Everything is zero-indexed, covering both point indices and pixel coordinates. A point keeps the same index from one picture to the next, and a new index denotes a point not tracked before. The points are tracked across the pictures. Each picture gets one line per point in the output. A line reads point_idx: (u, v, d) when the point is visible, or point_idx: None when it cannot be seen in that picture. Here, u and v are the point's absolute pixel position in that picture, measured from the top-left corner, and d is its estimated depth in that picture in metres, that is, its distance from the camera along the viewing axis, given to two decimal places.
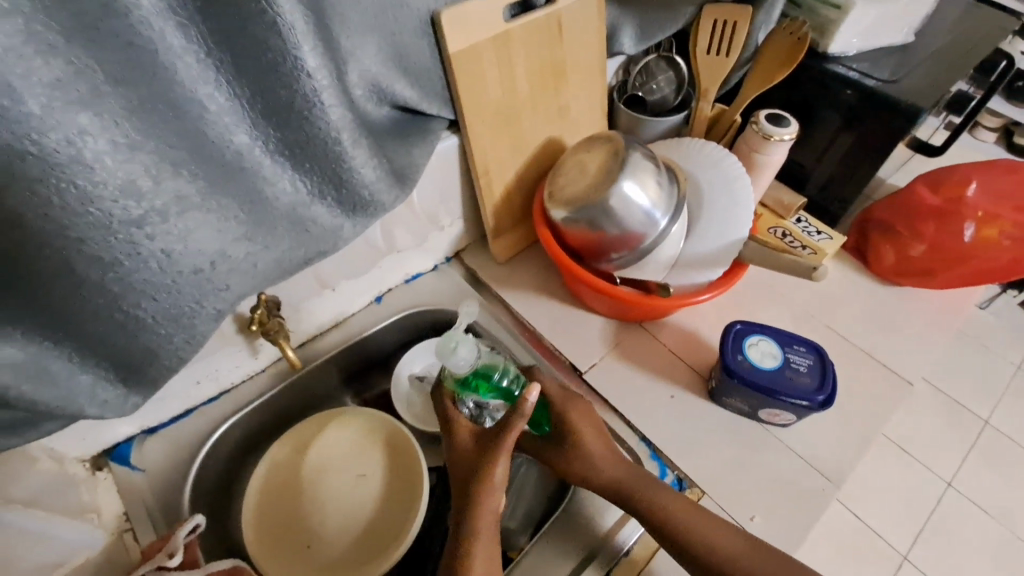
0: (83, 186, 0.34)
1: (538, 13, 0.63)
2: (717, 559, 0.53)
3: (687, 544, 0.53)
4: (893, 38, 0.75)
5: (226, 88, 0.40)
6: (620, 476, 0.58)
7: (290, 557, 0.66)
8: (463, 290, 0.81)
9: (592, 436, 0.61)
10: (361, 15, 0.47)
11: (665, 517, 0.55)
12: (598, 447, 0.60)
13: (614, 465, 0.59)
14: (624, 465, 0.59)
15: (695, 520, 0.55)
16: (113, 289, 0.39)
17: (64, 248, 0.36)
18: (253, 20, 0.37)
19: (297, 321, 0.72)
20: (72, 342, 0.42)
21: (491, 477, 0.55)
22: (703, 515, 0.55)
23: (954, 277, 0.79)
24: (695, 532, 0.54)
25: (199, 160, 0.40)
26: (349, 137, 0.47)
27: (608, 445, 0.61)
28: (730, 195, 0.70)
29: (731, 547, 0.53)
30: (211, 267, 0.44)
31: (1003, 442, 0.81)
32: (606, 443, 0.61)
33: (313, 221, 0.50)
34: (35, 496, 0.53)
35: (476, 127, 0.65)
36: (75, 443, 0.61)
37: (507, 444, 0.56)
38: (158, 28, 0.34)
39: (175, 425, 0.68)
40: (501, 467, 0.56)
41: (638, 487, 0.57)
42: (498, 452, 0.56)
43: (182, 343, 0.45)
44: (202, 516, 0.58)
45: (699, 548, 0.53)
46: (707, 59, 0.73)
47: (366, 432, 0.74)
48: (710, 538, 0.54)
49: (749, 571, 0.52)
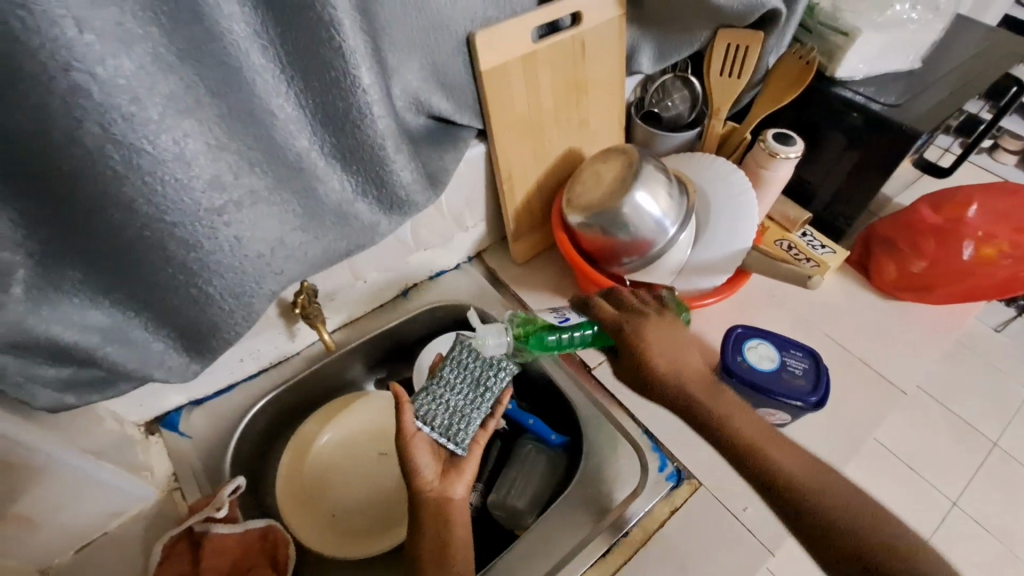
0: (181, 179, 0.41)
1: (563, 36, 0.69)
2: (831, 508, 0.48)
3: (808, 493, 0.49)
4: (901, 64, 0.79)
5: (293, 100, 0.47)
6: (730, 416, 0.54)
7: (319, 520, 0.73)
8: (483, 287, 0.87)
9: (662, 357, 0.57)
10: (406, 37, 0.54)
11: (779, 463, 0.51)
12: (675, 366, 0.57)
13: (698, 389, 0.56)
14: (708, 384, 0.57)
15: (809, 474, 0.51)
16: (192, 268, 0.46)
17: (158, 231, 0.43)
18: (322, 43, 0.44)
19: (331, 307, 0.78)
20: (151, 313, 0.49)
21: (415, 466, 0.64)
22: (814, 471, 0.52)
23: (954, 293, 0.82)
24: (770, 457, 0.51)
25: (267, 160, 0.47)
26: (394, 144, 0.54)
27: (688, 364, 0.58)
28: (736, 208, 0.75)
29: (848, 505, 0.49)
30: (271, 253, 0.51)
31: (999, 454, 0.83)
32: (690, 352, 0.59)
33: (355, 216, 0.57)
34: (102, 449, 0.60)
35: (503, 138, 0.72)
36: (134, 407, 0.68)
37: (412, 438, 0.64)
38: (246, 50, 0.42)
39: (219, 398, 0.75)
40: (418, 453, 0.64)
41: (720, 404, 0.55)
42: (412, 448, 0.64)
43: (241, 319, 0.52)
44: (242, 479, 0.65)
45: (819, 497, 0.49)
46: (719, 80, 0.79)
47: (389, 415, 0.80)
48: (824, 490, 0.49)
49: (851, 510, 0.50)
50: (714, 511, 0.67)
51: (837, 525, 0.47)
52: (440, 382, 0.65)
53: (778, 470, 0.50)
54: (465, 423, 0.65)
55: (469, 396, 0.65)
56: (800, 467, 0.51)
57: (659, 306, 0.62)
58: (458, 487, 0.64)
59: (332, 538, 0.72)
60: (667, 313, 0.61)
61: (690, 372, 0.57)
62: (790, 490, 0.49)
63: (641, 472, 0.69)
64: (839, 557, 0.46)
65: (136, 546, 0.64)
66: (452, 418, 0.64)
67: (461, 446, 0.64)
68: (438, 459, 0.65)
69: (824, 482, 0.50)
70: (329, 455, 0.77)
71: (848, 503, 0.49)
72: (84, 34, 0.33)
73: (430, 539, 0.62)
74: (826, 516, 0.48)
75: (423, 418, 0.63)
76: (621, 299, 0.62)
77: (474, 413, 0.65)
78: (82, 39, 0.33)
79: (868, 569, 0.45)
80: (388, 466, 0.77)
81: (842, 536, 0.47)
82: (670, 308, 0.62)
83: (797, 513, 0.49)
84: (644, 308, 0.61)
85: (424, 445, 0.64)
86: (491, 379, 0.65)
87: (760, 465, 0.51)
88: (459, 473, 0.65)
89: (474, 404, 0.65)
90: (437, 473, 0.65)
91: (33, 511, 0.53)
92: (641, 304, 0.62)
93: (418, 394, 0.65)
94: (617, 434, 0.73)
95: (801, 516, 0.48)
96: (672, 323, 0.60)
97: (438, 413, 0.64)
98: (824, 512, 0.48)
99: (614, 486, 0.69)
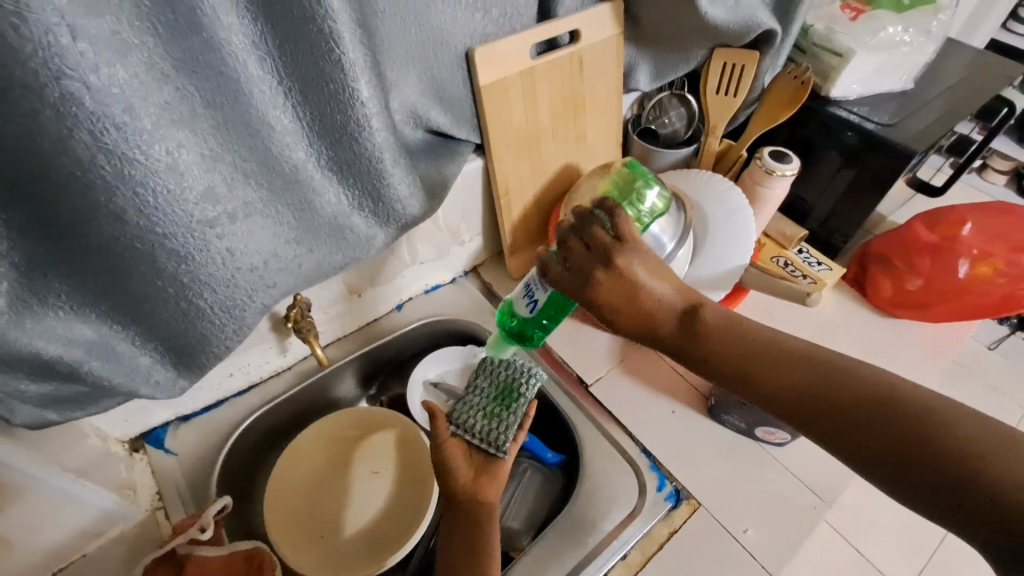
0: (174, 190, 0.40)
1: (560, 53, 0.69)
2: (875, 435, 0.38)
3: (847, 428, 0.39)
4: (895, 84, 0.80)
5: (291, 112, 0.47)
6: (733, 348, 0.44)
7: (307, 541, 0.70)
8: (480, 303, 0.86)
9: (626, 315, 0.46)
10: (405, 49, 0.54)
11: (796, 391, 0.41)
12: (638, 314, 0.46)
13: (665, 324, 0.46)
14: (679, 314, 0.46)
15: (837, 393, 0.40)
16: (183, 280, 0.45)
17: (148, 242, 0.41)
18: (322, 56, 0.44)
19: (324, 321, 0.77)
20: (138, 326, 0.47)
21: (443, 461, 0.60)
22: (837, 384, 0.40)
23: (947, 311, 0.82)
24: (770, 374, 0.42)
25: (263, 171, 0.47)
26: (391, 157, 0.53)
27: (651, 299, 0.46)
28: (732, 224, 0.75)
29: (885, 414, 0.38)
30: (265, 265, 0.50)
31: None
32: (657, 285, 0.47)
33: (351, 229, 0.56)
34: (86, 467, 0.58)
35: (500, 152, 0.71)
36: (119, 424, 0.66)
37: (444, 442, 0.61)
38: (243, 59, 0.41)
39: (207, 414, 0.74)
40: (453, 453, 0.60)
41: (699, 330, 0.45)
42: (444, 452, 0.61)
43: (232, 333, 0.51)
44: (230, 497, 0.63)
45: (864, 428, 0.38)
46: (716, 98, 0.79)
47: (383, 432, 0.77)
48: (858, 408, 0.39)
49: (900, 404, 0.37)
50: (712, 530, 0.65)
51: (867, 427, 0.38)
52: (475, 390, 0.65)
53: (784, 390, 0.42)
54: (504, 427, 0.62)
55: (505, 400, 0.64)
56: (805, 367, 0.42)
57: (605, 254, 0.46)
58: (492, 492, 0.59)
59: (319, 560, 0.69)
60: (620, 260, 0.46)
61: (657, 311, 0.46)
62: (805, 407, 0.41)
63: (639, 492, 0.68)
64: (887, 468, 0.37)
65: (118, 568, 0.61)
66: (490, 422, 0.62)
67: (502, 449, 0.61)
68: (472, 461, 0.61)
69: (836, 375, 0.40)
70: (323, 468, 0.76)
71: (871, 390, 0.39)
72: (78, 42, 0.33)
73: (459, 541, 0.58)
74: (849, 420, 0.39)
75: (459, 424, 0.62)
76: (566, 258, 0.48)
77: (512, 416, 0.62)
78: (75, 48, 0.32)
79: (923, 469, 0.36)
80: (379, 485, 0.75)
81: (875, 437, 0.38)
82: (630, 247, 0.46)
83: (823, 429, 0.40)
84: (593, 265, 0.46)
85: (458, 450, 0.61)
86: (524, 385, 0.64)
87: (764, 389, 0.43)
88: (492, 478, 0.60)
89: (509, 408, 0.63)
90: (471, 474, 0.60)
91: (10, 534, 0.51)
92: (587, 257, 0.47)
93: (454, 407, 0.64)
94: (613, 450, 0.72)
95: (832, 433, 0.40)
96: (631, 271, 0.46)
97: (476, 421, 0.62)
98: (846, 417, 0.39)
99: (610, 508, 0.67)
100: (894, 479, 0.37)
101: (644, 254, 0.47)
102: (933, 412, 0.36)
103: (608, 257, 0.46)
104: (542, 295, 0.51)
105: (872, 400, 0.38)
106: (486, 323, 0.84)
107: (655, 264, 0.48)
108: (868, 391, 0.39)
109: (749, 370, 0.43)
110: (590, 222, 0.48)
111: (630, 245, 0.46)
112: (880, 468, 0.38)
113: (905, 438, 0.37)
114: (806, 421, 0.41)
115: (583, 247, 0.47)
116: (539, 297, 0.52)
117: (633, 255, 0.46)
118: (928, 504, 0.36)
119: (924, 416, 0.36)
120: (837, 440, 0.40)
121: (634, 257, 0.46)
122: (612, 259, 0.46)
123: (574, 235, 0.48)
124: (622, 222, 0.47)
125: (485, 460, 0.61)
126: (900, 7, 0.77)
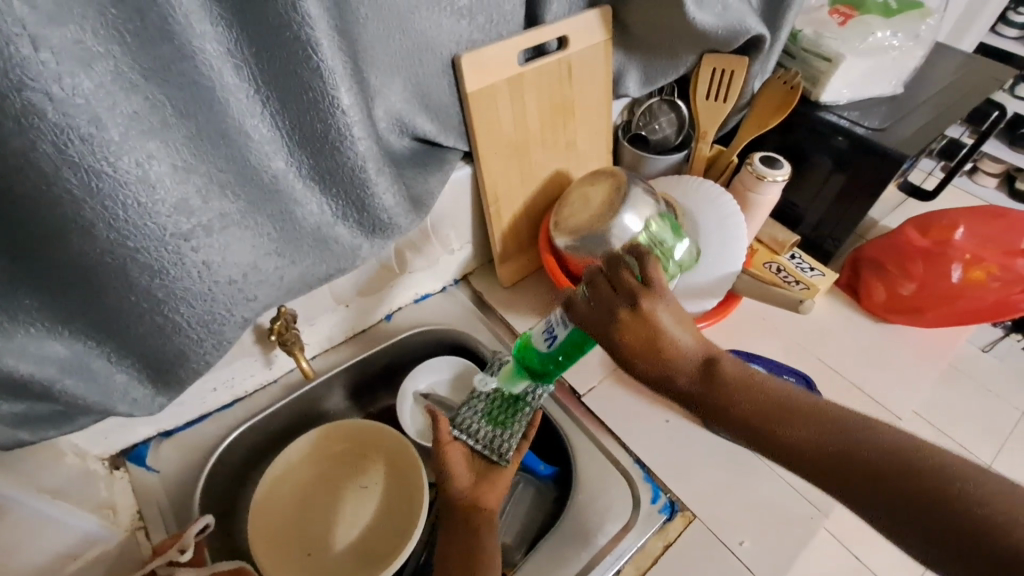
0: (145, 203, 0.39)
1: (548, 59, 0.69)
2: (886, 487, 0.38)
3: (858, 478, 0.39)
4: (885, 88, 0.80)
5: (269, 121, 0.46)
6: (748, 398, 0.44)
7: (294, 562, 0.69)
8: (470, 312, 0.85)
9: (646, 358, 0.45)
10: (389, 56, 0.53)
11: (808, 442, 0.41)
12: (659, 358, 0.45)
13: (685, 374, 0.46)
14: (700, 368, 0.46)
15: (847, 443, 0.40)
16: (157, 295, 0.44)
17: (120, 257, 0.40)
18: (300, 63, 0.43)
19: (312, 332, 0.76)
20: (114, 342, 0.46)
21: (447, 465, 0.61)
22: (848, 435, 0.41)
23: (942, 316, 0.81)
24: (781, 424, 0.43)
25: (240, 183, 0.46)
26: (374, 166, 0.52)
27: (673, 347, 0.45)
28: (724, 231, 0.74)
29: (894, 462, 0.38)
30: (244, 278, 0.49)
31: None
32: (681, 333, 0.46)
33: (335, 240, 0.55)
34: (61, 487, 0.56)
35: (488, 158, 0.70)
36: (99, 440, 0.65)
37: (446, 449, 0.62)
38: (216, 67, 0.40)
39: (190, 429, 0.72)
40: (453, 458, 0.61)
41: (716, 381, 0.45)
42: (442, 457, 0.61)
43: (211, 348, 0.49)
44: (212, 516, 0.61)
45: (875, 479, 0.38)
46: (706, 104, 0.79)
47: (372, 444, 0.76)
48: (868, 459, 0.39)
49: (912, 458, 0.38)
50: (708, 543, 0.64)
51: (877, 479, 0.38)
52: (482, 395, 0.65)
53: (796, 440, 0.42)
54: (506, 435, 0.62)
55: (513, 408, 0.63)
56: (813, 419, 0.42)
57: (631, 301, 0.45)
58: (491, 499, 0.60)
59: None
60: (646, 305, 0.44)
61: (677, 359, 0.45)
62: (823, 464, 0.41)
63: (633, 506, 0.67)
64: (897, 520, 0.37)
65: None
66: (493, 430, 0.63)
67: (505, 458, 0.62)
68: (474, 468, 0.62)
69: (841, 425, 0.41)
70: (313, 482, 0.74)
71: (882, 443, 0.39)
72: (40, 52, 0.31)
73: (456, 553, 0.56)
74: (861, 471, 0.39)
75: (462, 429, 0.63)
76: (591, 296, 0.47)
77: (516, 425, 0.62)
78: (37, 57, 0.31)
79: (931, 521, 0.35)
80: (369, 499, 0.73)
81: (885, 490, 0.38)
82: (657, 293, 0.45)
83: (837, 482, 0.40)
84: (617, 306, 0.45)
85: (459, 455, 0.62)
86: (533, 394, 0.62)
87: (777, 439, 0.43)
88: (491, 484, 0.61)
89: (515, 416, 0.63)
90: (470, 483, 0.61)
91: None
92: (614, 298, 0.45)
93: (460, 411, 0.65)
94: (606, 462, 0.70)
95: (844, 484, 0.40)
96: (655, 317, 0.45)
97: (478, 425, 0.63)
98: (857, 467, 0.39)
99: (605, 521, 0.66)
100: (905, 532, 0.37)
101: (673, 303, 0.45)
102: (938, 466, 0.37)
103: (634, 301, 0.45)
104: (563, 333, 0.50)
105: (882, 451, 0.39)
106: (476, 332, 0.83)
107: (680, 310, 0.46)
108: (879, 438, 0.40)
109: (762, 420, 0.43)
110: (620, 266, 0.45)
111: (660, 292, 0.45)
112: (887, 519, 0.38)
113: (912, 492, 0.37)
114: (816, 472, 0.41)
115: (609, 289, 0.46)
116: (558, 333, 0.51)
117: (660, 301, 0.45)
118: (934, 559, 0.36)
119: (933, 472, 0.37)
120: (844, 491, 0.40)
121: (661, 303, 0.45)
122: (637, 303, 0.44)
123: (604, 277, 0.46)
124: (652, 267, 0.44)
125: (487, 465, 0.62)
126: (888, 12, 0.78)
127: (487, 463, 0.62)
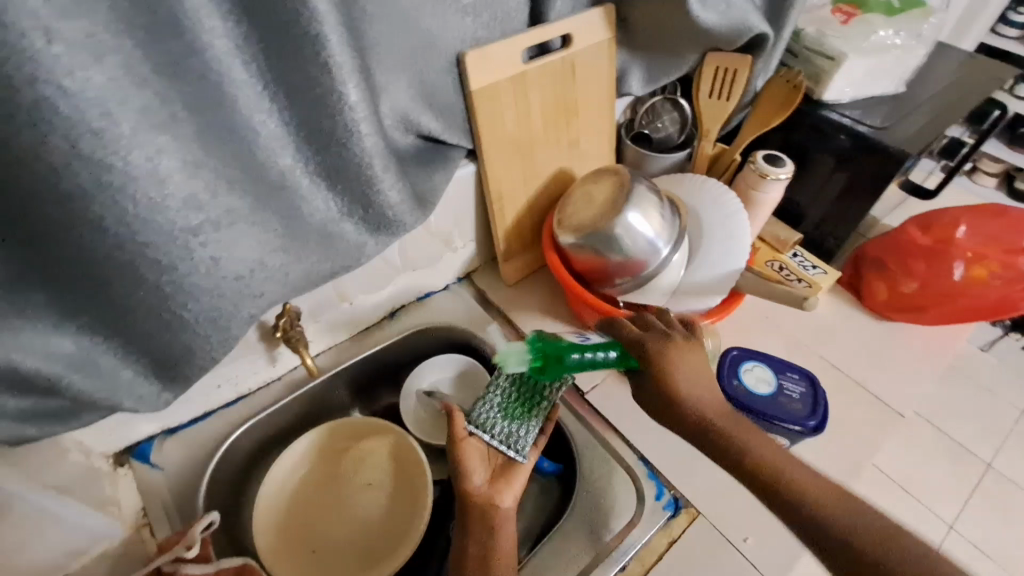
0: (155, 198, 0.39)
1: (552, 57, 0.69)
2: (861, 544, 0.46)
3: (838, 531, 0.47)
4: (887, 87, 0.80)
5: (277, 117, 0.46)
6: (761, 445, 0.52)
7: (298, 559, 0.68)
8: (473, 310, 0.85)
9: (685, 386, 0.56)
10: (396, 54, 0.54)
11: (806, 492, 0.49)
12: (692, 394, 0.55)
13: (710, 412, 0.55)
14: (725, 412, 0.55)
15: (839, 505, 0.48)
16: (165, 290, 0.44)
17: (128, 251, 0.40)
18: (309, 59, 0.43)
19: (315, 330, 0.76)
20: (121, 338, 0.46)
21: (463, 466, 0.62)
22: (840, 500, 0.49)
23: (945, 314, 0.82)
24: (787, 471, 0.51)
25: (248, 178, 0.46)
26: (381, 163, 0.52)
27: (705, 387, 0.56)
28: (727, 229, 0.75)
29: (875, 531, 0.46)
30: (251, 275, 0.49)
31: (1009, 487, 0.81)
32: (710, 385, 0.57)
33: (341, 237, 0.55)
34: (66, 483, 0.56)
35: (493, 157, 0.70)
36: (103, 438, 0.64)
37: (462, 450, 0.63)
38: (226, 63, 0.40)
39: (193, 427, 0.72)
40: (468, 458, 0.62)
41: (738, 424, 0.54)
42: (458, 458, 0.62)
43: (218, 344, 0.49)
44: (218, 513, 0.61)
45: (854, 536, 0.46)
46: (709, 102, 0.79)
47: (376, 442, 0.75)
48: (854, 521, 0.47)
49: (888, 533, 0.46)
50: (711, 540, 0.64)
51: (860, 536, 0.46)
52: (498, 391, 0.65)
53: (797, 486, 0.50)
54: (525, 431, 0.63)
55: (529, 404, 0.64)
56: (814, 478, 0.50)
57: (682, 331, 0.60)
58: (507, 497, 0.61)
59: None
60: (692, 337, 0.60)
61: (705, 399, 0.55)
62: (813, 513, 0.48)
63: (638, 500, 0.67)
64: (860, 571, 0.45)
65: None
66: (510, 425, 0.63)
67: (523, 454, 0.62)
68: (491, 465, 0.63)
69: (838, 491, 0.49)
70: (318, 480, 0.74)
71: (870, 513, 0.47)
72: (53, 45, 0.32)
73: (471, 550, 0.58)
74: (846, 528, 0.47)
75: (479, 425, 0.63)
76: (644, 318, 0.62)
77: (533, 420, 0.63)
78: (50, 51, 0.32)
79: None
80: (374, 497, 0.73)
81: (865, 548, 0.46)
82: (697, 336, 0.62)
83: (819, 530, 0.48)
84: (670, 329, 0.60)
85: (476, 452, 0.63)
86: (549, 389, 0.64)
87: (781, 480, 0.50)
88: (508, 481, 0.62)
89: (531, 412, 0.64)
90: (487, 479, 0.62)
91: None
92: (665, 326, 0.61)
93: (476, 405, 0.65)
94: (611, 459, 0.70)
95: (825, 533, 0.47)
96: (693, 349, 0.59)
97: (496, 421, 0.63)
98: (842, 523, 0.47)
99: (610, 517, 0.66)
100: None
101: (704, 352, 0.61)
102: (915, 544, 0.45)
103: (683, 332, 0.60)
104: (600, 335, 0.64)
105: (869, 519, 0.47)
106: (479, 330, 0.83)
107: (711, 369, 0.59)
108: (866, 509, 0.48)
109: (772, 464, 0.51)
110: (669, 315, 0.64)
111: (699, 335, 0.62)
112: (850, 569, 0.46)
113: (885, 555, 0.45)
114: (800, 516, 0.49)
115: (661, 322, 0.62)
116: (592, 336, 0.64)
117: (699, 341, 0.61)
118: None
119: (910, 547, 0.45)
120: (821, 539, 0.48)
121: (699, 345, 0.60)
122: (685, 332, 0.60)
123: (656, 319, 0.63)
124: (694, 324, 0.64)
125: (505, 462, 0.63)
126: (891, 11, 0.78)
127: (506, 460, 0.64)
